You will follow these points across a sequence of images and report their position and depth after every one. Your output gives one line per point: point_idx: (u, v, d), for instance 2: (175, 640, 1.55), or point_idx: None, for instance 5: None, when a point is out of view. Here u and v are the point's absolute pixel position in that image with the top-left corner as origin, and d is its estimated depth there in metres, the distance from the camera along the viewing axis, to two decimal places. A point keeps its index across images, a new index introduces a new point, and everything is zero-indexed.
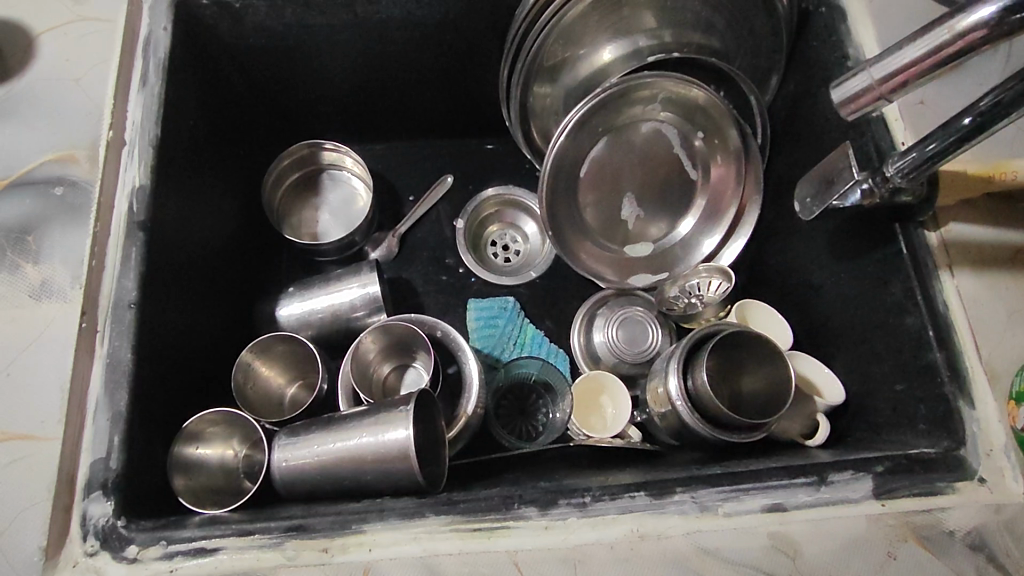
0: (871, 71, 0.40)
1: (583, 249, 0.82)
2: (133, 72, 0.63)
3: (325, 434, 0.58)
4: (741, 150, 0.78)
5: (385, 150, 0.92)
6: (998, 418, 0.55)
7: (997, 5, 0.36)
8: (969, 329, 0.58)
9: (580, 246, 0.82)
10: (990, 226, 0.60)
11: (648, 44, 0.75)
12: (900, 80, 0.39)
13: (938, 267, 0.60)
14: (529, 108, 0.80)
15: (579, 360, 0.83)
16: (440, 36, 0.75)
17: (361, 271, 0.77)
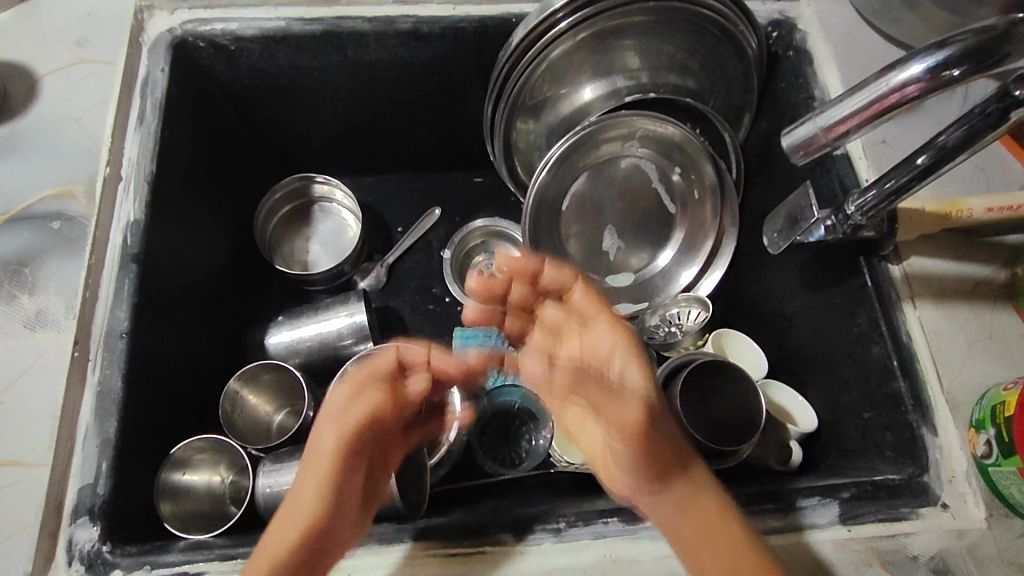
0: (816, 121, 0.42)
1: None
2: (131, 112, 0.66)
3: None
4: (716, 184, 0.81)
5: (375, 182, 0.95)
6: (960, 445, 0.57)
7: (927, 62, 0.39)
8: (931, 358, 0.60)
9: None
10: (948, 260, 0.64)
11: (626, 85, 0.79)
12: (844, 129, 0.42)
13: (901, 299, 0.63)
14: (513, 144, 0.84)
15: None
16: (428, 77, 0.79)
17: (349, 300, 0.79)
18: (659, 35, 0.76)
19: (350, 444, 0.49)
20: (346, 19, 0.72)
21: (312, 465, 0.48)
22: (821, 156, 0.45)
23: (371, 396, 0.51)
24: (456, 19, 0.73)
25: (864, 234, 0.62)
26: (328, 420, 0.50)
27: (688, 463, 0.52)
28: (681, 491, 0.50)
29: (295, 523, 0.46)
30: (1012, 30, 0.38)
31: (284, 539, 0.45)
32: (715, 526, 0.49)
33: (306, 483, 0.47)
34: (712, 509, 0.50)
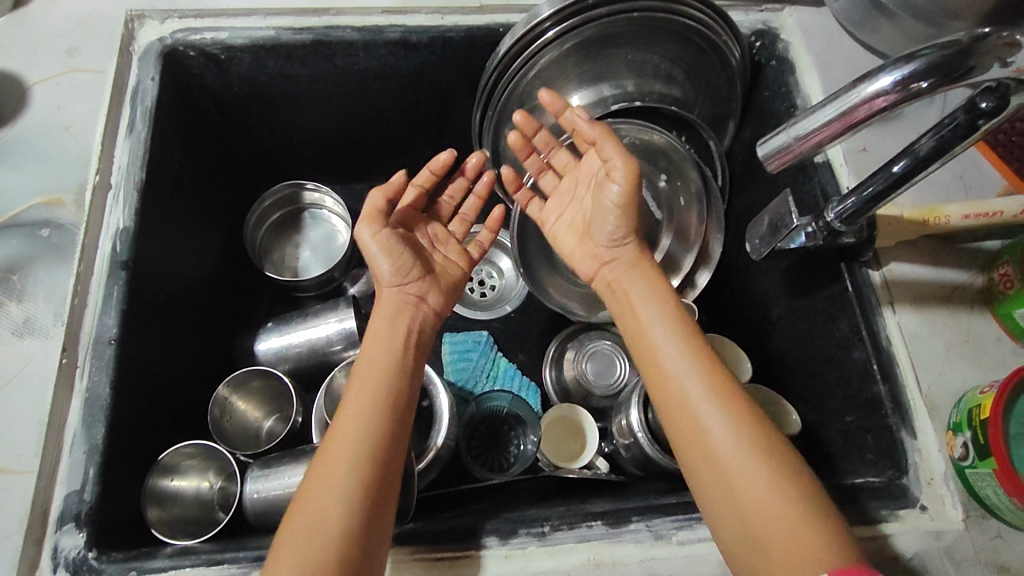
0: (789, 131, 0.43)
1: (552, 284, 0.84)
2: (121, 120, 0.67)
3: (296, 467, 0.61)
4: (701, 191, 0.83)
5: (365, 189, 0.96)
6: (938, 447, 0.59)
7: (896, 75, 0.40)
8: (910, 362, 0.62)
9: (550, 281, 0.84)
10: (928, 266, 0.65)
11: (613, 93, 0.80)
12: (817, 140, 0.43)
13: (880, 304, 0.64)
14: (501, 151, 0.85)
15: (550, 392, 0.85)
16: (417, 85, 0.80)
17: (338, 306, 0.79)
18: (644, 45, 0.77)
19: (372, 387, 0.54)
20: (335, 29, 0.73)
21: (348, 409, 0.53)
22: (794, 164, 0.46)
23: (386, 342, 0.58)
24: (444, 28, 0.74)
25: (844, 240, 0.63)
26: (358, 368, 0.57)
27: (699, 342, 0.55)
28: (688, 389, 0.52)
29: (339, 457, 0.50)
30: (978, 43, 0.39)
31: (323, 469, 0.49)
32: (722, 388, 0.52)
33: (341, 426, 0.52)
34: (719, 384, 0.52)
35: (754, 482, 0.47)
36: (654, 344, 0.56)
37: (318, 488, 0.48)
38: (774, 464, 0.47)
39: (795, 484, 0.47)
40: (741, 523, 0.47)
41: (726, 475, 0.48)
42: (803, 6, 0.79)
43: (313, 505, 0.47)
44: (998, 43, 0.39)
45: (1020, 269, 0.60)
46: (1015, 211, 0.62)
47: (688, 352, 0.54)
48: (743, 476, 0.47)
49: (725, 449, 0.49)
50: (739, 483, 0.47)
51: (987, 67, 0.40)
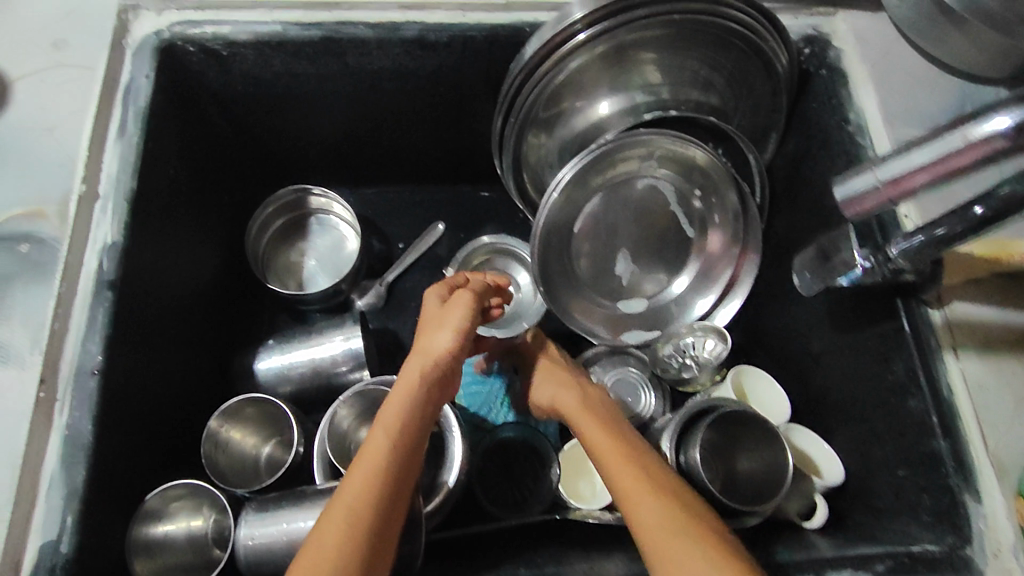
0: (874, 173, 0.39)
1: (574, 304, 0.80)
2: (110, 123, 0.61)
3: (297, 511, 0.56)
4: (739, 208, 0.76)
5: (375, 194, 0.90)
6: (1007, 514, 0.53)
7: (1011, 117, 0.35)
8: (975, 416, 0.56)
9: (572, 302, 0.80)
10: (998, 307, 0.58)
11: (645, 100, 0.74)
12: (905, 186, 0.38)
13: (942, 348, 0.58)
14: (523, 159, 0.79)
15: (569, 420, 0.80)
16: (434, 87, 0.73)
17: (345, 324, 0.74)
18: (683, 49, 0.70)
19: (398, 443, 0.51)
20: (346, 24, 0.66)
21: (363, 459, 0.49)
22: (875, 209, 0.41)
23: (415, 395, 0.55)
24: (466, 27, 0.68)
25: (904, 278, 0.57)
26: (381, 417, 0.53)
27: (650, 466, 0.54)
28: (650, 507, 0.50)
29: (344, 513, 0.46)
30: None
31: (329, 528, 0.46)
32: (673, 506, 0.50)
33: (354, 476, 0.48)
34: (680, 505, 0.50)
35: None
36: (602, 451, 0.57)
37: (328, 546, 0.45)
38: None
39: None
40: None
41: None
42: (858, 10, 0.72)
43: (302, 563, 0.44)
44: None
45: None
46: None
47: (637, 472, 0.53)
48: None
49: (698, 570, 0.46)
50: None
51: None
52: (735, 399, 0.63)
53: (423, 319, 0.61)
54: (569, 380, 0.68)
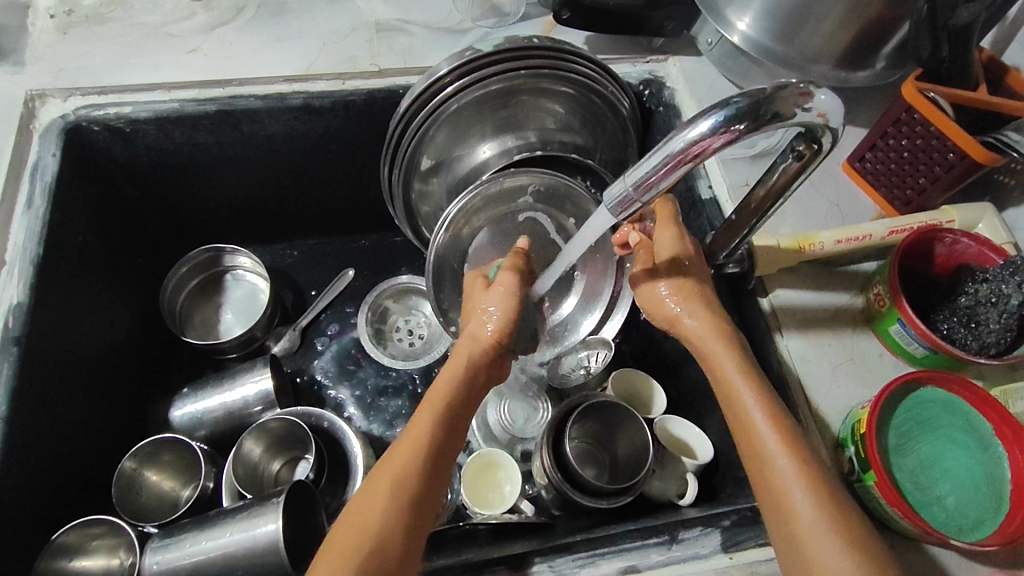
0: (627, 179, 0.48)
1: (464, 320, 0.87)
2: (18, 197, 0.67)
3: (198, 534, 0.59)
4: None
5: (288, 248, 0.98)
6: (831, 464, 0.61)
7: (711, 120, 0.43)
8: (800, 383, 0.64)
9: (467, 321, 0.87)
10: (814, 288, 0.68)
11: (516, 144, 0.84)
12: (648, 185, 0.47)
13: (771, 329, 0.66)
14: (414, 204, 0.88)
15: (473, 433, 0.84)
16: (325, 146, 0.82)
17: (255, 367, 0.78)
18: (541, 98, 0.81)
19: (445, 410, 0.56)
20: (237, 98, 0.75)
21: (418, 423, 0.54)
22: (642, 205, 0.50)
23: (464, 375, 0.58)
24: (346, 92, 0.77)
25: (727, 271, 0.66)
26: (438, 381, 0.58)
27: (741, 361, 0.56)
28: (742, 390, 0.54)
29: (404, 463, 0.52)
30: (777, 91, 0.43)
31: (390, 465, 0.52)
32: (754, 393, 0.54)
33: (416, 435, 0.54)
34: (777, 421, 0.52)
35: (791, 487, 0.49)
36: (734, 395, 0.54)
37: (388, 485, 0.51)
38: (811, 476, 0.49)
39: (826, 504, 0.48)
40: (783, 525, 0.48)
41: (774, 484, 0.50)
42: (685, 56, 0.85)
43: (364, 494, 0.51)
44: (794, 92, 0.44)
45: (889, 288, 0.63)
46: (883, 233, 0.67)
47: (730, 358, 0.56)
48: (785, 481, 0.49)
49: (766, 457, 0.51)
50: (783, 499, 0.49)
51: (790, 111, 0.44)
52: (595, 394, 0.72)
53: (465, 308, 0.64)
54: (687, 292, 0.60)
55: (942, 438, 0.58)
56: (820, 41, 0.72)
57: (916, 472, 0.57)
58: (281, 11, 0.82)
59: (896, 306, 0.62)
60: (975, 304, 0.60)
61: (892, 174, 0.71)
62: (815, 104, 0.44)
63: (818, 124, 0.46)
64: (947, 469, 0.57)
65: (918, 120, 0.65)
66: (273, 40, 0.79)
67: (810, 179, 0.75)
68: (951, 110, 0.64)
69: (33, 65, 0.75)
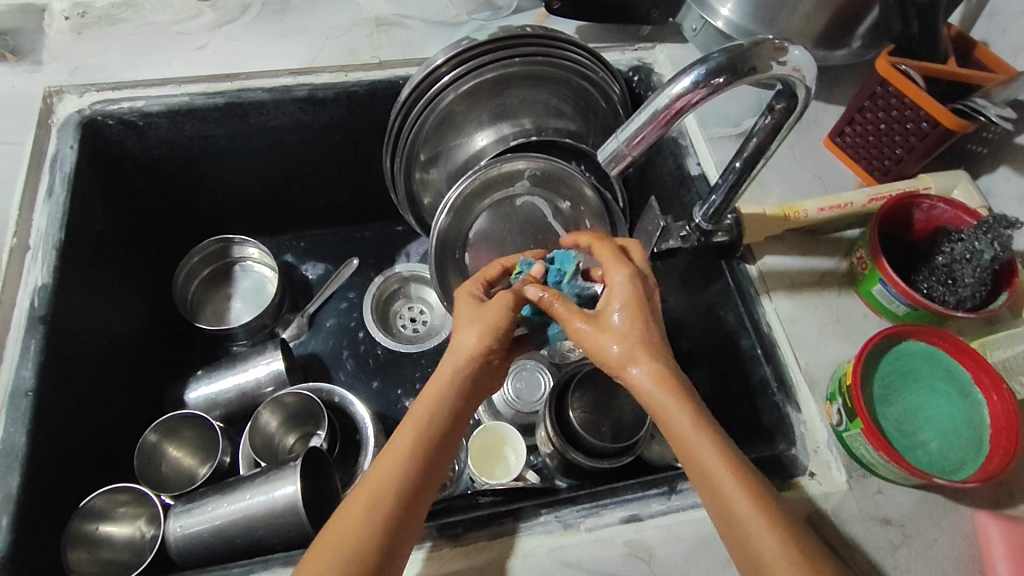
0: (618, 136, 0.51)
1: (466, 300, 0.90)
2: (39, 187, 0.70)
3: (220, 499, 0.62)
4: (603, 208, 0.86)
5: (294, 239, 1.01)
6: (820, 418, 0.63)
7: (694, 75, 0.47)
8: (789, 343, 0.67)
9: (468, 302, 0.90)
10: (800, 254, 0.72)
11: (512, 131, 0.89)
12: (639, 140, 0.50)
13: (759, 294, 0.70)
14: (415, 191, 0.91)
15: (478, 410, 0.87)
16: (329, 136, 0.86)
17: (266, 350, 0.81)
18: (535, 86, 0.85)
19: (430, 426, 0.54)
20: (245, 91, 0.79)
21: (397, 438, 0.53)
22: (631, 164, 0.53)
23: (442, 395, 0.55)
24: (349, 83, 0.81)
25: (717, 240, 0.70)
26: (416, 404, 0.55)
27: (690, 403, 0.51)
28: (693, 440, 0.49)
29: (378, 489, 0.50)
30: (753, 47, 0.48)
31: (364, 494, 0.50)
32: (708, 432, 0.50)
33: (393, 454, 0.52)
34: (731, 458, 0.49)
35: (756, 527, 0.46)
36: (684, 431, 0.50)
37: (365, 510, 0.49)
38: (772, 513, 0.47)
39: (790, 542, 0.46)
40: (749, 561, 0.46)
41: (737, 522, 0.47)
42: (672, 43, 0.89)
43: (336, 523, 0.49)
44: (769, 48, 0.48)
45: (870, 251, 0.66)
46: (863, 201, 0.70)
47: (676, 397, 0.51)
48: (746, 520, 0.47)
49: (727, 494, 0.48)
50: (748, 538, 0.46)
51: (765, 66, 0.48)
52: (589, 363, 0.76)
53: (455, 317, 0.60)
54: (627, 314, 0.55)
55: (925, 388, 0.61)
56: (798, 22, 0.76)
57: (901, 420, 0.60)
58: (284, 9, 0.86)
59: (877, 267, 0.65)
60: (951, 263, 0.63)
61: (870, 146, 0.74)
62: (789, 59, 0.49)
63: (793, 79, 0.50)
64: (930, 417, 0.60)
65: (891, 92, 0.69)
66: (278, 36, 0.83)
67: (794, 155, 0.79)
68: (922, 82, 0.68)
69: (51, 64, 0.78)
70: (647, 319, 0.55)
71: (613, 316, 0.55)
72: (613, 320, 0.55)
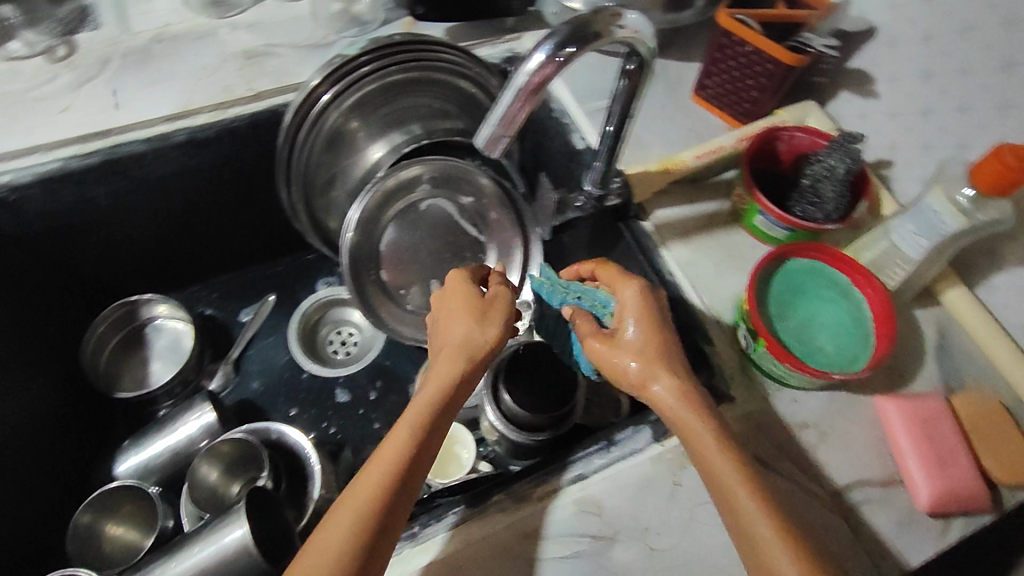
0: (489, 120, 0.53)
1: (384, 308, 0.89)
2: None
3: (166, 561, 0.61)
4: (506, 197, 0.90)
5: (205, 288, 0.99)
6: (730, 345, 0.68)
7: (545, 50, 0.50)
8: (691, 284, 0.72)
9: (383, 306, 0.89)
10: (689, 203, 0.77)
11: (404, 139, 0.88)
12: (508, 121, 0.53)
13: (658, 245, 0.74)
14: (318, 213, 0.90)
15: None
16: (217, 177, 0.85)
17: (194, 405, 0.78)
18: (417, 91, 0.87)
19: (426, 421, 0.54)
20: (120, 145, 0.77)
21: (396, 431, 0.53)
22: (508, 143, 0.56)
23: (438, 391, 0.56)
24: (228, 120, 0.80)
25: (610, 204, 0.73)
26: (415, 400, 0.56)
27: (710, 416, 0.52)
28: (704, 442, 0.51)
29: (372, 484, 0.50)
30: (593, 16, 0.51)
31: (360, 487, 0.50)
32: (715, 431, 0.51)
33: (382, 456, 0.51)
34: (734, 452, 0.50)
35: (756, 517, 0.47)
36: (699, 433, 0.51)
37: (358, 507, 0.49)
38: (769, 502, 0.48)
39: (788, 532, 0.47)
40: (746, 547, 0.47)
41: (739, 513, 0.48)
42: (538, 29, 0.93)
43: (327, 519, 0.49)
44: (607, 15, 0.52)
45: (745, 186, 0.72)
46: (733, 142, 0.76)
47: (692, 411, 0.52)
48: (749, 513, 0.48)
49: (730, 489, 0.49)
50: (748, 528, 0.47)
51: (607, 31, 0.52)
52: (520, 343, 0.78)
53: (444, 309, 0.62)
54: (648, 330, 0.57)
55: (814, 298, 0.66)
56: None
57: (799, 331, 0.65)
58: (147, 58, 0.84)
59: (754, 201, 0.71)
60: (816, 182, 0.69)
61: (730, 94, 0.81)
62: (627, 23, 0.53)
63: (636, 42, 0.54)
64: (822, 323, 0.66)
65: (735, 41, 0.75)
66: (144, 85, 0.81)
67: (667, 113, 0.84)
68: (757, 27, 0.74)
69: None
70: (661, 333, 0.57)
71: (630, 333, 0.58)
72: (628, 341, 0.58)
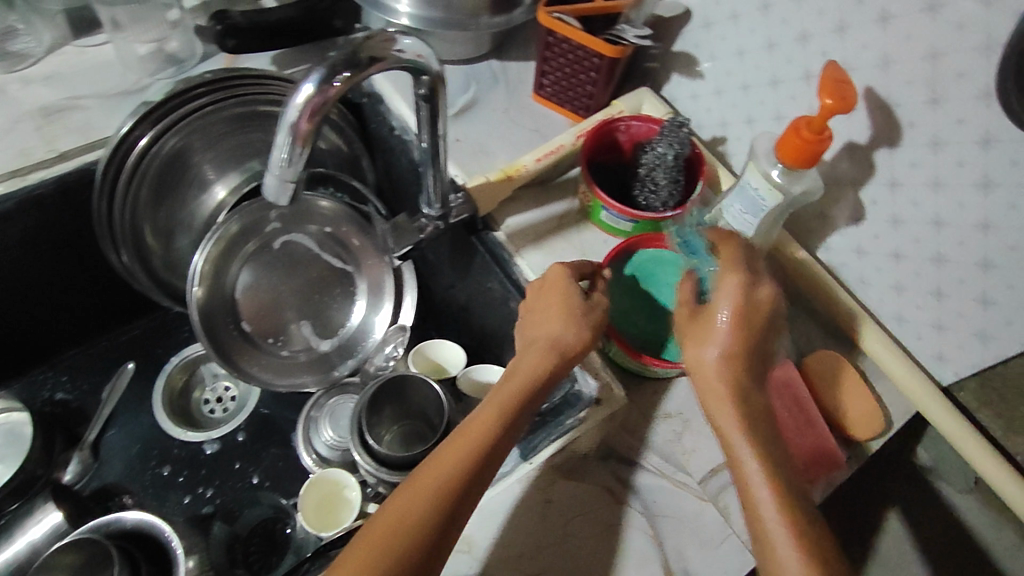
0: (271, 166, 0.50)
1: (247, 359, 0.82)
2: None
3: None
4: (362, 218, 0.85)
5: (51, 369, 0.90)
6: None
7: (309, 84, 0.47)
8: None
9: (245, 356, 0.82)
10: (537, 206, 0.76)
11: (245, 178, 0.84)
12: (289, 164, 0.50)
13: (512, 255, 0.73)
14: (162, 271, 0.83)
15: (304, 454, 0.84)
16: (33, 249, 0.77)
17: (35, 505, 0.73)
18: (248, 129, 0.80)
19: (511, 414, 0.53)
20: None
21: (481, 416, 0.52)
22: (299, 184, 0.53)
23: (521, 389, 0.54)
24: (30, 187, 0.72)
25: (455, 220, 0.71)
26: (499, 391, 0.55)
27: (750, 419, 0.49)
28: (736, 439, 0.49)
29: (451, 469, 0.49)
30: (364, 41, 0.49)
31: (438, 471, 0.49)
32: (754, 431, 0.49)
33: (468, 436, 0.50)
34: (769, 462, 0.47)
35: (775, 524, 0.45)
36: (735, 431, 0.49)
37: (432, 491, 0.47)
38: (796, 512, 0.45)
39: (812, 548, 0.44)
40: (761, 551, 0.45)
41: (758, 520, 0.46)
42: None
43: (402, 498, 0.47)
44: (380, 40, 0.50)
45: (586, 184, 0.71)
46: (572, 140, 0.75)
47: (735, 415, 0.50)
48: (769, 520, 0.45)
49: (756, 494, 0.46)
50: (766, 535, 0.45)
51: (381, 54, 0.50)
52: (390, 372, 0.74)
53: (546, 290, 0.61)
54: (732, 320, 0.52)
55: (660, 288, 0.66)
56: None
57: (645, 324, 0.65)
58: None
59: (596, 198, 0.71)
60: (651, 169, 0.69)
61: (566, 90, 0.80)
62: (405, 48, 0.51)
63: (418, 64, 0.53)
64: None
65: (559, 39, 0.74)
66: None
67: (507, 116, 0.83)
68: (578, 24, 0.72)
69: None
70: (757, 321, 0.53)
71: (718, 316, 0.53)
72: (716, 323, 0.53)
